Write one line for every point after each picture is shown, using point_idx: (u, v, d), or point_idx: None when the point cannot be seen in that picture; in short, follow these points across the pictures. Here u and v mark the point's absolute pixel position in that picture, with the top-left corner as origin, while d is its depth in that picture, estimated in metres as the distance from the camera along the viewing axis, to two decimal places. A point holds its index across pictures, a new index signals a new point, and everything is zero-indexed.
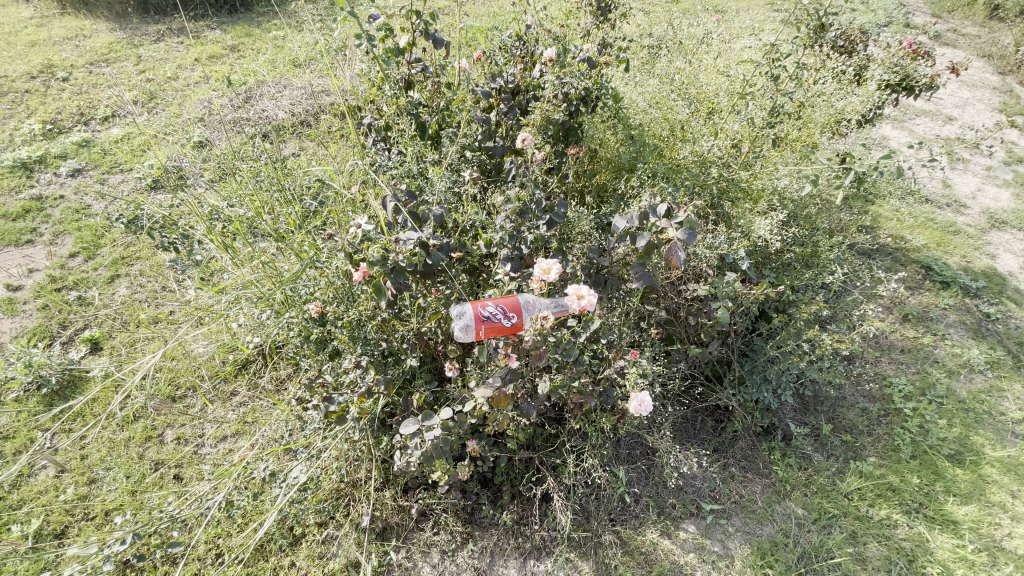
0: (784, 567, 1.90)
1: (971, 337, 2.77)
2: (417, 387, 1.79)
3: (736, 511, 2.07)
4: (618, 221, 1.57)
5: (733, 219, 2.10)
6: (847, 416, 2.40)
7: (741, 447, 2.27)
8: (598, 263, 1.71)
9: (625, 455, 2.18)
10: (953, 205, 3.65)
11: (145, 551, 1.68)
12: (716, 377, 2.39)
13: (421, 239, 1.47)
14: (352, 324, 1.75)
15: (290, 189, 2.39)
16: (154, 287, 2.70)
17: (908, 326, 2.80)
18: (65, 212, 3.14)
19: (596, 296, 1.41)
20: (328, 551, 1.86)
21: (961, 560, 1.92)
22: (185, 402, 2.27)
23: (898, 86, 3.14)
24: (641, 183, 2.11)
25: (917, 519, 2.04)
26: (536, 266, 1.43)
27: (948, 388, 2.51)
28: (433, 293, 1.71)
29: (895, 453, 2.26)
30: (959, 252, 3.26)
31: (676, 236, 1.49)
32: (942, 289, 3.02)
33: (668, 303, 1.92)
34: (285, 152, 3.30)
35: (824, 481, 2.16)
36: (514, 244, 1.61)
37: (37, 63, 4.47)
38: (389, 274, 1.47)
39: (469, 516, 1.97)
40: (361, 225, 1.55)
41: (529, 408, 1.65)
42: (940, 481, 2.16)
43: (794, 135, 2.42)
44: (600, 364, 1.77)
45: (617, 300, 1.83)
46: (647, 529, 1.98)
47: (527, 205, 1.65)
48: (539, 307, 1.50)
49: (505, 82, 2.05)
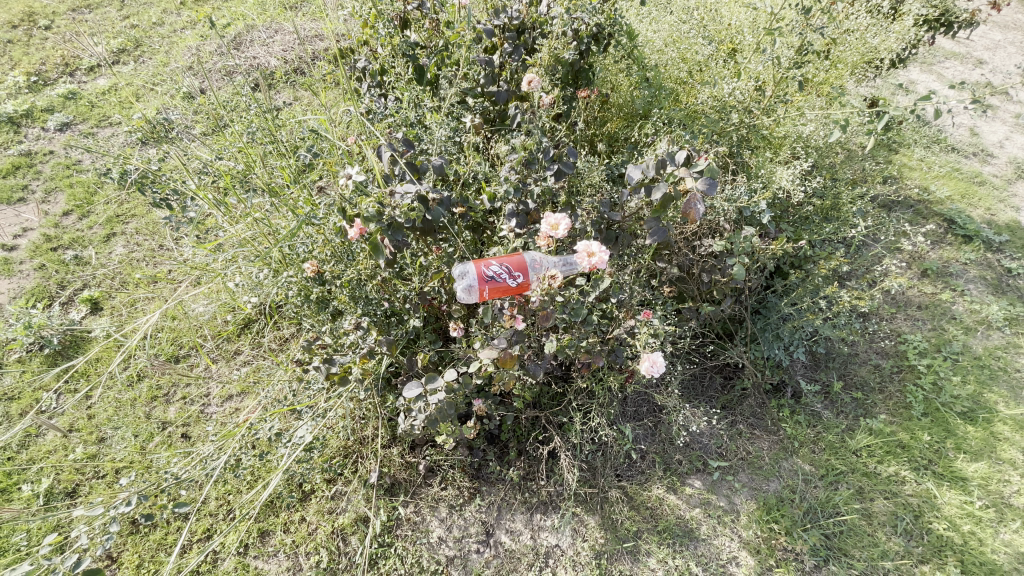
0: (790, 522, 1.91)
1: (991, 292, 2.68)
2: (422, 347, 1.74)
3: (743, 468, 2.06)
4: (633, 171, 1.46)
5: (754, 168, 1.96)
6: (859, 372, 2.36)
7: (749, 405, 2.25)
8: (609, 218, 1.60)
9: (632, 412, 2.17)
10: (979, 154, 3.46)
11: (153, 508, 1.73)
12: (727, 334, 2.34)
13: (421, 193, 1.38)
14: (351, 284, 1.68)
15: (282, 141, 2.27)
16: (151, 246, 2.64)
17: (926, 282, 2.71)
18: (55, 168, 3.03)
19: (607, 253, 1.32)
20: (336, 506, 1.88)
21: (968, 516, 1.92)
22: (188, 361, 2.25)
23: (935, 23, 2.89)
24: (656, 131, 1.98)
25: (925, 476, 2.03)
26: (543, 221, 1.34)
27: (964, 344, 2.45)
28: (433, 250, 1.63)
29: (906, 411, 2.23)
30: (984, 204, 3.12)
31: (695, 186, 1.38)
32: (964, 244, 2.90)
33: (682, 260, 1.84)
34: (277, 103, 3.13)
35: (832, 438, 2.14)
36: (520, 198, 1.52)
37: (17, 10, 4.22)
38: (386, 230, 1.39)
39: (476, 472, 1.99)
40: (352, 175, 1.43)
41: (535, 367, 1.61)
42: (951, 438, 2.13)
43: (821, 77, 2.26)
44: (610, 325, 1.69)
45: (628, 256, 1.74)
46: (653, 485, 1.99)
47: (533, 153, 1.54)
48: (546, 263, 1.44)
49: (509, 18, 1.88)
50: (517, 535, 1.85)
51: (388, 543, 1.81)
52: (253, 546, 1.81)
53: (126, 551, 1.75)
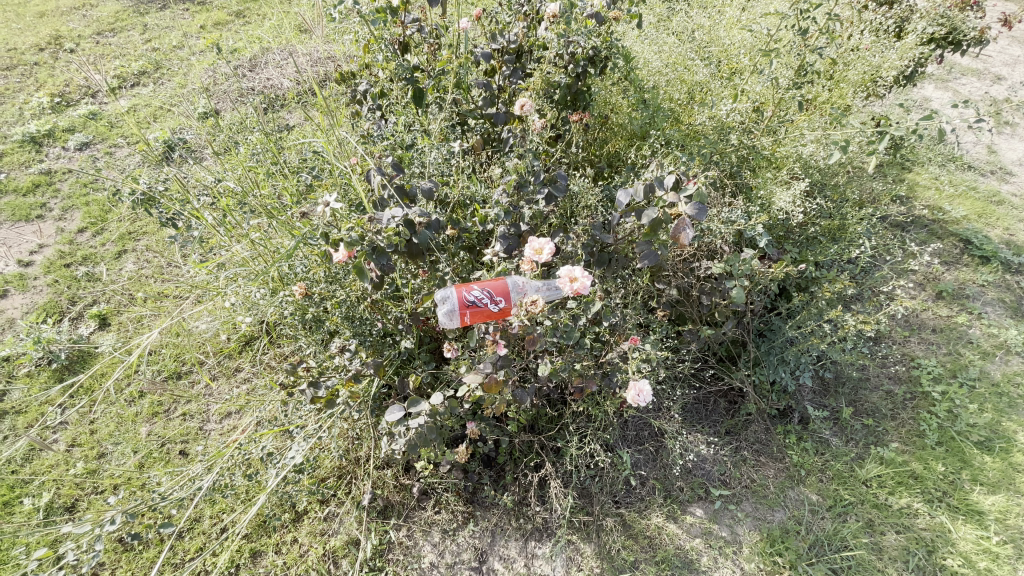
0: (794, 555, 1.84)
1: (1009, 315, 2.59)
2: (415, 368, 1.74)
3: (746, 496, 2.01)
4: (621, 196, 1.45)
5: (754, 189, 1.94)
6: (870, 398, 2.29)
7: (754, 431, 2.19)
8: (601, 241, 1.55)
9: (632, 437, 2.13)
10: (997, 173, 3.38)
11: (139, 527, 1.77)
12: (731, 358, 2.29)
13: (408, 217, 1.39)
14: (341, 305, 1.68)
15: (285, 163, 2.31)
16: (160, 263, 2.70)
17: (941, 304, 2.63)
18: (73, 186, 3.14)
19: (590, 278, 1.29)
20: (329, 528, 1.87)
21: (984, 552, 1.82)
22: (190, 378, 2.29)
23: (942, 41, 2.88)
24: (654, 152, 1.98)
25: (939, 509, 1.94)
26: (527, 246, 1.34)
27: (981, 370, 2.36)
28: (422, 273, 1.62)
29: (919, 439, 2.15)
30: (1003, 224, 3.03)
31: (685, 211, 1.34)
32: (981, 265, 2.82)
33: (680, 282, 1.82)
34: (288, 123, 3.22)
35: (841, 467, 2.07)
36: (511, 220, 1.52)
37: (45, 34, 4.40)
38: (370, 254, 1.40)
39: (471, 496, 1.96)
40: (329, 204, 1.45)
41: (526, 393, 1.59)
42: (967, 469, 2.04)
43: (823, 97, 2.26)
44: (602, 348, 1.66)
45: (623, 279, 1.71)
46: (652, 513, 1.94)
47: (525, 176, 1.51)
48: (529, 287, 1.39)
49: (507, 42, 1.92)
50: (510, 562, 1.82)
51: (379, 567, 1.79)
52: (244, 566, 1.81)
53: (119, 568, 1.76)
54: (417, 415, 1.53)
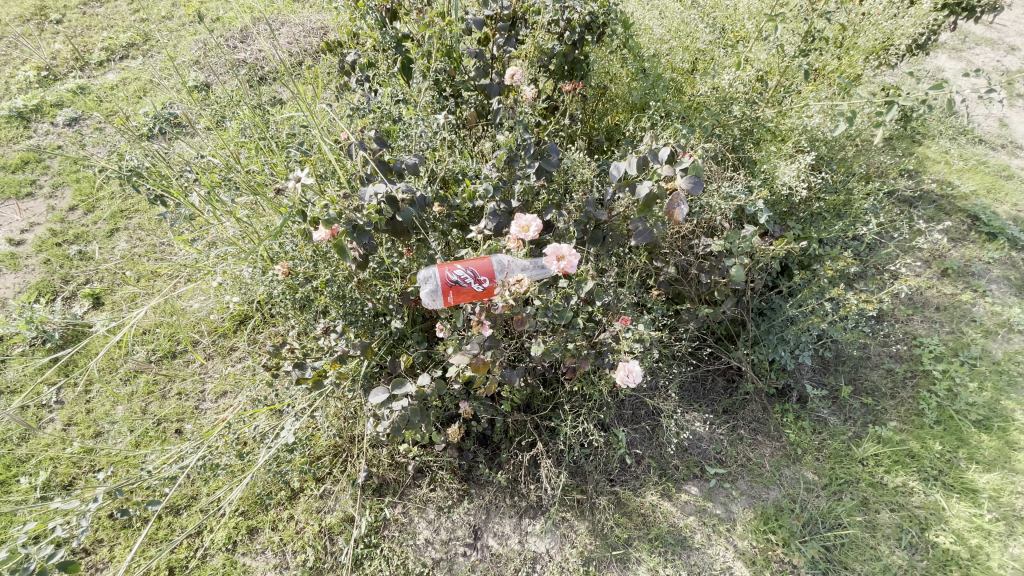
0: (788, 533, 1.84)
1: (1015, 293, 2.53)
2: (407, 348, 1.71)
3: (742, 475, 2.01)
4: (613, 169, 1.37)
5: (756, 162, 1.87)
6: (870, 377, 2.26)
7: (752, 410, 2.18)
8: (594, 218, 1.50)
9: (629, 416, 2.12)
10: (1008, 146, 3.28)
11: (127, 502, 1.78)
12: (730, 336, 2.26)
13: (390, 193, 1.35)
14: (329, 285, 1.64)
15: (274, 138, 2.25)
16: (152, 241, 2.66)
17: (946, 282, 2.58)
18: (63, 163, 3.08)
19: (577, 256, 1.25)
20: (324, 505, 1.88)
21: (977, 530, 1.81)
22: (185, 357, 2.28)
23: (955, 6, 2.74)
24: (653, 124, 1.91)
25: (935, 487, 1.92)
26: (513, 222, 1.29)
27: (983, 348, 2.33)
28: (409, 251, 1.59)
29: (918, 418, 2.13)
30: (1012, 199, 2.95)
31: (680, 185, 1.28)
32: (988, 241, 2.75)
33: (678, 261, 1.78)
34: (279, 96, 3.14)
35: (837, 446, 2.06)
36: (501, 196, 1.47)
37: (28, 4, 4.27)
38: (351, 233, 1.36)
39: (467, 474, 1.97)
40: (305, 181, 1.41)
41: (515, 373, 1.56)
42: (964, 448, 2.02)
43: (832, 66, 2.16)
44: (596, 329, 1.63)
45: (619, 258, 1.67)
46: (647, 491, 1.95)
47: (514, 150, 1.48)
48: (513, 263, 1.35)
49: (500, 7, 1.75)
50: (504, 539, 1.83)
51: (374, 544, 1.80)
52: (241, 543, 1.82)
53: (118, 544, 1.78)
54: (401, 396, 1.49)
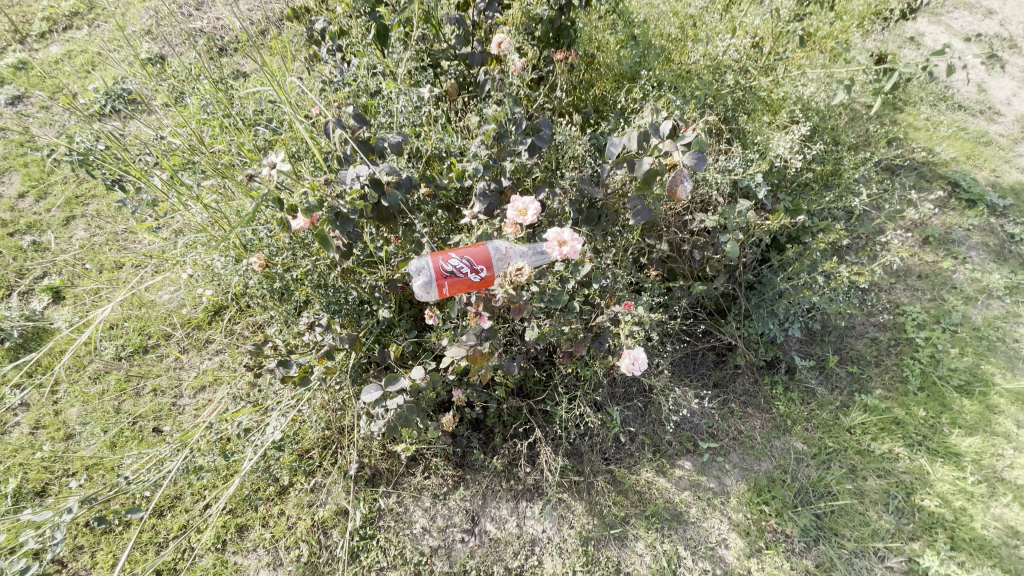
0: (781, 504, 1.87)
1: (992, 259, 2.58)
2: (395, 337, 1.64)
3: (734, 448, 2.02)
4: (612, 146, 1.32)
5: (751, 134, 1.82)
6: (855, 346, 2.29)
7: (742, 383, 2.19)
8: (590, 196, 1.45)
9: (621, 393, 2.10)
10: (986, 112, 3.30)
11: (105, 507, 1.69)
12: (721, 311, 2.24)
13: (374, 175, 1.26)
14: (310, 274, 1.55)
15: (240, 114, 2.10)
16: (113, 229, 2.49)
17: (928, 250, 2.60)
18: (7, 145, 2.85)
19: (580, 240, 1.21)
20: (316, 499, 1.83)
21: (960, 492, 1.87)
22: (158, 351, 2.17)
23: None
24: (645, 95, 1.83)
25: (919, 452, 1.98)
26: (509, 207, 1.28)
27: (963, 315, 2.37)
28: (396, 238, 1.50)
29: (902, 385, 2.17)
30: (989, 166, 2.98)
31: (682, 161, 1.23)
32: (967, 208, 2.79)
33: (672, 238, 1.73)
34: (243, 69, 2.93)
35: (826, 416, 2.09)
36: (491, 175, 1.41)
37: None
38: (334, 221, 1.27)
39: (461, 460, 1.93)
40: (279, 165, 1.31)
41: (512, 363, 1.53)
42: (946, 413, 2.07)
43: (823, 32, 2.10)
44: (592, 311, 1.58)
45: (614, 237, 1.61)
46: (642, 468, 1.95)
47: (505, 125, 1.38)
48: (528, 257, 1.35)
49: None
50: (502, 523, 1.82)
51: (370, 535, 1.77)
52: (231, 541, 1.77)
53: (99, 550, 1.70)
54: (396, 394, 1.46)
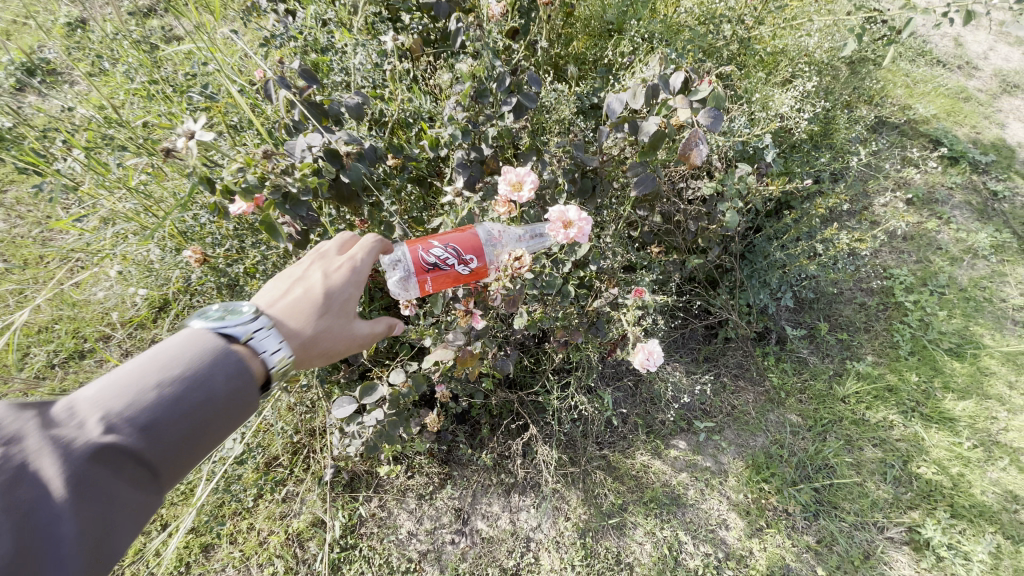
0: (780, 481, 1.82)
1: (975, 218, 2.56)
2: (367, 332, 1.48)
3: (729, 424, 1.95)
4: (614, 103, 1.13)
5: (747, 91, 1.68)
6: (844, 312, 2.24)
7: (733, 356, 2.11)
8: (584, 164, 1.29)
9: (611, 373, 2.00)
10: (964, 67, 3.26)
11: None
12: (711, 281, 2.13)
13: (330, 146, 1.07)
14: (260, 267, 1.39)
15: (172, 80, 1.81)
16: (34, 218, 2.19)
17: (913, 211, 2.55)
18: None
19: (589, 221, 1.08)
20: (289, 509, 1.67)
21: (956, 458, 1.86)
22: (97, 356, 1.92)
23: None
24: (633, 48, 1.65)
25: (913, 419, 1.95)
26: (502, 179, 1.10)
27: (950, 276, 2.34)
28: (360, 223, 1.24)
29: (893, 351, 2.13)
30: (970, 122, 2.95)
31: (697, 121, 1.04)
32: (950, 166, 2.75)
33: (667, 209, 1.58)
34: (176, 30, 2.60)
35: (820, 386, 2.04)
36: (471, 143, 1.23)
37: None
38: (283, 204, 1.06)
39: (446, 456, 1.80)
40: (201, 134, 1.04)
41: (505, 362, 1.44)
42: (938, 377, 2.05)
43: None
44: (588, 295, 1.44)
45: (607, 210, 1.46)
46: (637, 451, 1.86)
47: (484, 83, 1.20)
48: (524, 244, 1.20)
49: None
50: (494, 520, 1.70)
51: (352, 545, 1.62)
52: (195, 563, 1.60)
53: None
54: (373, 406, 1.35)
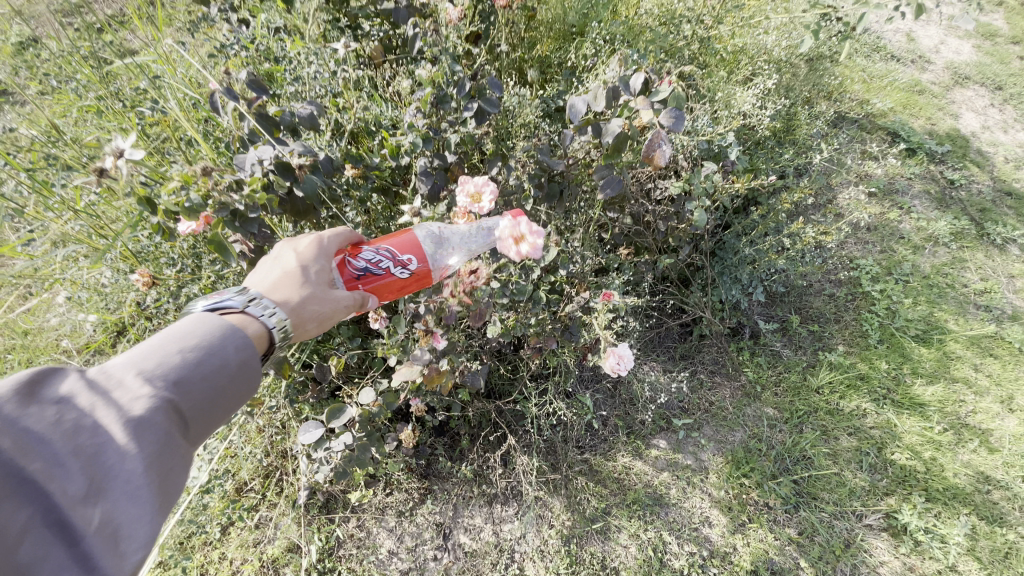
0: (761, 475, 1.83)
1: (934, 206, 2.65)
2: (336, 348, 1.44)
3: (707, 421, 1.96)
4: (576, 103, 1.12)
5: (709, 90, 1.69)
6: (814, 304, 2.28)
7: (709, 353, 2.13)
8: (551, 168, 1.26)
9: (590, 376, 1.97)
10: (917, 62, 3.40)
11: None
12: (684, 280, 2.14)
13: (282, 158, 1.03)
14: (218, 286, 1.32)
15: (122, 95, 1.74)
16: None
17: (875, 202, 2.62)
18: None
19: (541, 234, 1.04)
20: (262, 535, 1.60)
21: (928, 442, 1.90)
22: None
23: None
24: (596, 50, 1.65)
25: (885, 406, 1.99)
26: (460, 191, 1.16)
27: (913, 264, 2.41)
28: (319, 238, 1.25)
29: (863, 340, 2.18)
30: (924, 115, 3.07)
31: (659, 121, 1.04)
32: (908, 158, 2.84)
33: (636, 209, 1.59)
34: (131, 44, 2.52)
35: (794, 378, 2.07)
36: (433, 150, 1.20)
37: None
38: (234, 220, 1.02)
39: (426, 470, 1.76)
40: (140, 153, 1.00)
41: (475, 376, 1.40)
42: (907, 363, 2.10)
43: None
44: (559, 299, 1.43)
45: (575, 212, 1.46)
46: (618, 453, 1.85)
47: (443, 89, 1.18)
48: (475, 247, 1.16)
49: None
50: (477, 533, 1.67)
51: (330, 568, 1.57)
52: None
53: None
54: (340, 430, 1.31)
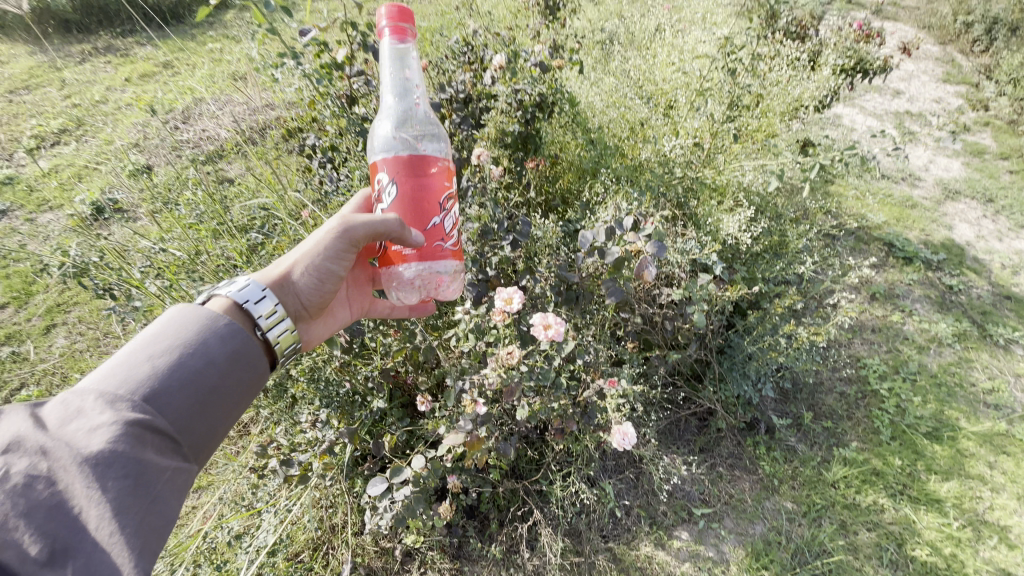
0: (780, 568, 1.89)
1: (936, 309, 2.83)
2: (389, 427, 1.71)
3: (727, 512, 2.05)
4: (584, 238, 1.47)
5: (700, 217, 2.08)
6: (826, 401, 2.41)
7: (726, 446, 2.25)
8: (567, 280, 1.58)
9: (612, 466, 2.11)
10: (908, 179, 3.77)
11: None
12: (696, 376, 2.34)
13: (374, 278, 1.48)
14: (307, 369, 1.65)
15: (233, 222, 2.23)
16: (95, 335, 2.51)
17: (877, 305, 2.83)
18: None
19: (563, 323, 1.37)
20: None
21: (947, 539, 1.95)
22: None
23: (854, 70, 3.26)
24: (606, 189, 2.07)
25: (902, 501, 2.04)
26: (497, 296, 1.40)
27: (919, 364, 2.55)
28: (394, 331, 1.63)
29: (875, 436, 2.27)
30: (918, 226, 3.36)
31: (647, 250, 1.45)
32: (906, 265, 3.08)
33: (644, 312, 1.87)
34: (232, 176, 3.15)
35: (810, 472, 2.16)
36: (478, 268, 1.58)
37: None
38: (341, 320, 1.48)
39: (457, 550, 1.90)
40: None
41: (507, 446, 1.59)
42: (920, 460, 2.18)
43: (753, 126, 2.42)
44: (578, 386, 1.68)
45: (591, 315, 1.76)
46: (640, 542, 1.95)
47: (488, 226, 1.63)
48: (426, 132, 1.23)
49: (455, 91, 1.94)
50: None
51: None
52: None
53: None
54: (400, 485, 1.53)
